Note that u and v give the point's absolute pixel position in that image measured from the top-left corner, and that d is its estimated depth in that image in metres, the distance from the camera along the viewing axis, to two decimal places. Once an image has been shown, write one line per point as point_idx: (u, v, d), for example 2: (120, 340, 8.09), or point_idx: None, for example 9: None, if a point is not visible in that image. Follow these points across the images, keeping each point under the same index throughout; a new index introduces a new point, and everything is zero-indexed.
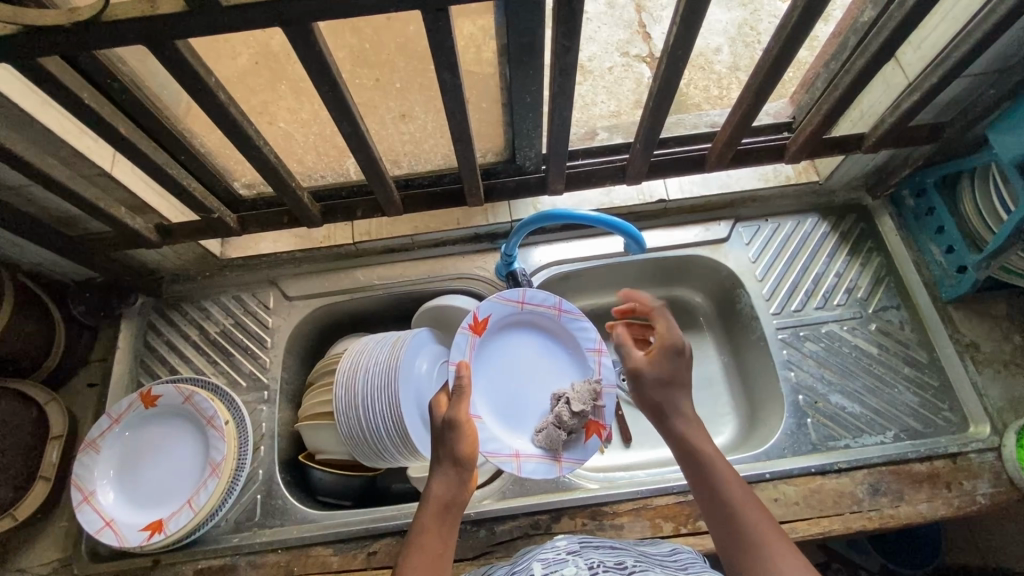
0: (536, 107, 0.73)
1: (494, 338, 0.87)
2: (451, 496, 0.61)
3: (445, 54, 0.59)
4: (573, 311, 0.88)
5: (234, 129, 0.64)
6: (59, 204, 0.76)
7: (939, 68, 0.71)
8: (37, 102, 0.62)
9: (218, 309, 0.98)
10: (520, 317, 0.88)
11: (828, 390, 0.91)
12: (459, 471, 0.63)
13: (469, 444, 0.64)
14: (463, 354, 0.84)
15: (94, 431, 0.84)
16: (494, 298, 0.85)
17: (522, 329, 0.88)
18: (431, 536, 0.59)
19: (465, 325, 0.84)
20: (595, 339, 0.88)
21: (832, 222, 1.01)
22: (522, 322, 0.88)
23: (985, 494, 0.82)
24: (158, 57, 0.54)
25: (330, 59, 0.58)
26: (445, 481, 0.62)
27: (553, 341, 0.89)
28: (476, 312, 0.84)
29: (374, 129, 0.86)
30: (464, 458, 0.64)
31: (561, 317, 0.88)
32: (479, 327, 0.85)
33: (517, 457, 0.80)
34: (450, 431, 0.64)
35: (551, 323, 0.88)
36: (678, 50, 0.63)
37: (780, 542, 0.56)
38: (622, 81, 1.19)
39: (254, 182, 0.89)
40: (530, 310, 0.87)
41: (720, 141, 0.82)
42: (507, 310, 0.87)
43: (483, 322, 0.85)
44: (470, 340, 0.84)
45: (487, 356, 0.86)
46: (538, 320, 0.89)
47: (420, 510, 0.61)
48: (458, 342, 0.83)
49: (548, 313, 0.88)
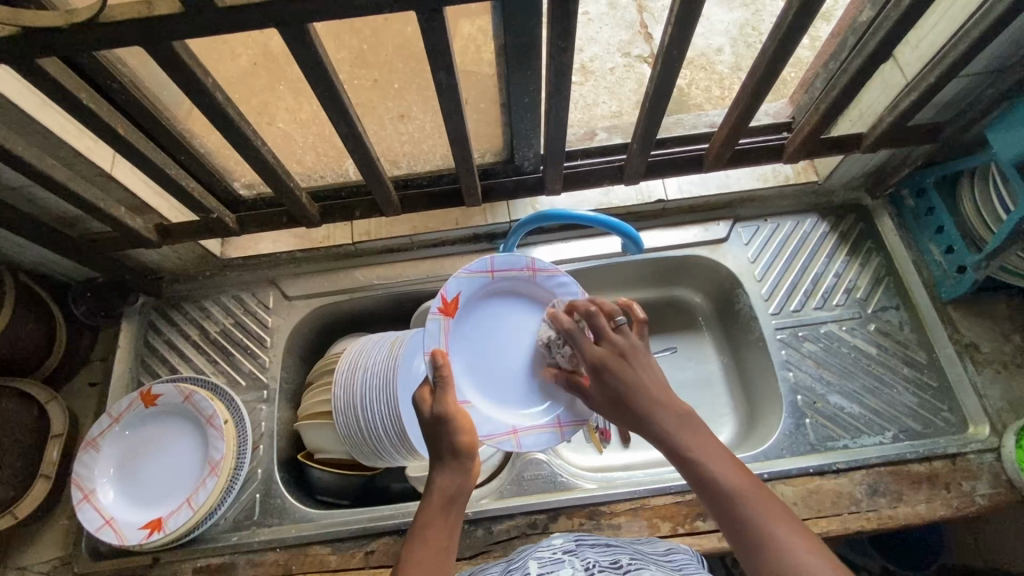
0: (533, 107, 0.73)
1: (467, 313, 0.82)
2: (453, 490, 0.61)
3: (440, 55, 0.59)
4: (547, 269, 0.84)
5: (231, 130, 0.64)
6: (59, 204, 0.76)
7: (936, 67, 0.71)
8: (36, 103, 0.63)
9: (218, 309, 0.98)
10: (492, 286, 0.83)
11: (826, 390, 0.91)
12: (460, 462, 0.63)
13: (465, 433, 0.63)
14: (437, 340, 0.78)
15: (94, 430, 0.85)
16: (462, 272, 0.79)
17: (496, 300, 0.84)
18: (437, 530, 0.59)
19: (436, 308, 0.78)
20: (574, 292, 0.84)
21: (831, 222, 1.01)
22: (494, 291, 0.83)
23: (983, 494, 0.82)
24: (155, 57, 0.55)
25: (326, 59, 0.58)
26: (447, 478, 0.62)
27: (531, 303, 0.85)
28: (445, 293, 0.78)
29: (373, 129, 0.86)
30: (462, 450, 0.63)
31: (536, 276, 0.84)
32: (450, 306, 0.79)
33: (516, 433, 0.78)
34: (443, 425, 0.63)
35: (526, 285, 0.84)
36: (674, 50, 0.63)
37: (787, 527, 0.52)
38: (624, 82, 1.19)
39: (254, 182, 0.89)
40: (499, 276, 0.83)
41: (717, 141, 0.82)
42: (476, 283, 0.81)
43: (454, 301, 0.79)
44: (443, 323, 0.78)
45: (462, 333, 0.81)
46: (510, 286, 0.84)
47: (423, 505, 0.60)
48: (431, 328, 0.78)
49: (521, 275, 0.83)
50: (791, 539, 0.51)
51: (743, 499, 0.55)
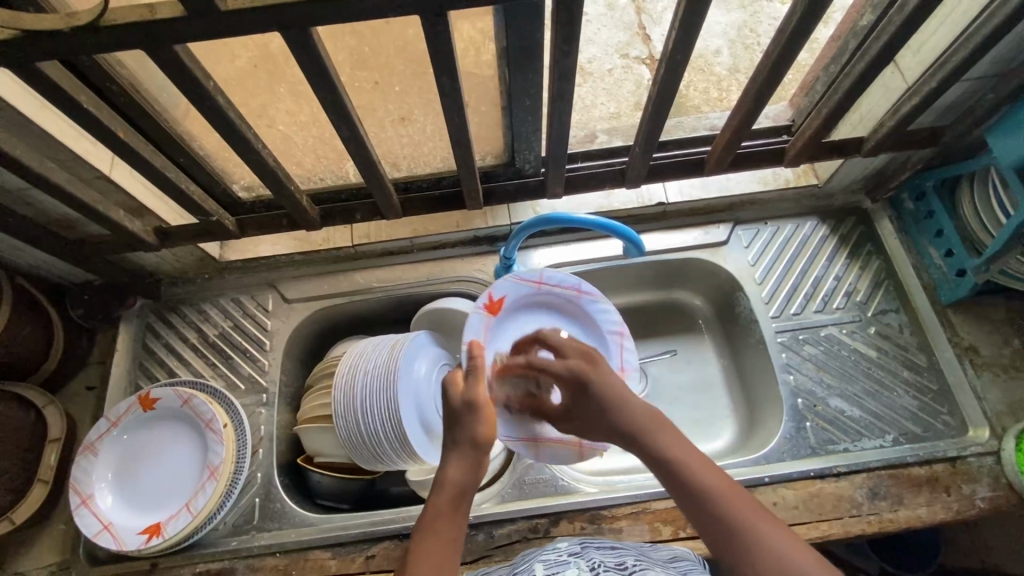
0: (534, 110, 0.73)
1: (508, 318, 0.87)
2: (463, 482, 0.62)
3: (443, 58, 0.59)
4: (592, 293, 0.88)
5: (233, 133, 0.64)
6: (57, 207, 0.76)
7: (937, 73, 0.71)
8: (34, 105, 0.62)
9: (217, 311, 0.97)
10: (538, 297, 0.88)
11: (827, 394, 0.91)
12: (475, 454, 0.64)
13: (487, 426, 0.65)
14: (476, 334, 0.83)
15: (93, 433, 0.84)
16: (511, 277, 0.86)
17: (540, 313, 0.89)
18: (448, 521, 0.59)
19: (480, 304, 0.84)
20: (615, 320, 0.89)
21: (831, 225, 1.01)
22: (538, 303, 0.89)
23: (983, 498, 0.82)
24: (157, 60, 0.54)
25: (329, 62, 0.58)
26: (458, 463, 0.63)
27: (571, 323, 0.90)
28: (492, 292, 0.84)
29: (374, 131, 0.86)
30: (482, 442, 0.64)
31: (580, 298, 0.88)
32: (495, 306, 0.85)
33: (535, 442, 0.83)
34: (469, 414, 0.66)
35: (571, 304, 0.89)
36: (678, 54, 0.63)
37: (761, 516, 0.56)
38: (622, 83, 1.19)
39: (253, 184, 0.87)
40: (546, 290, 0.88)
41: (719, 143, 0.82)
42: (522, 291, 0.87)
43: (499, 302, 0.85)
44: (484, 320, 0.84)
45: (500, 335, 0.86)
46: (554, 301, 0.89)
47: (434, 493, 0.61)
48: (472, 321, 0.83)
49: (567, 294, 0.88)
50: (766, 535, 0.55)
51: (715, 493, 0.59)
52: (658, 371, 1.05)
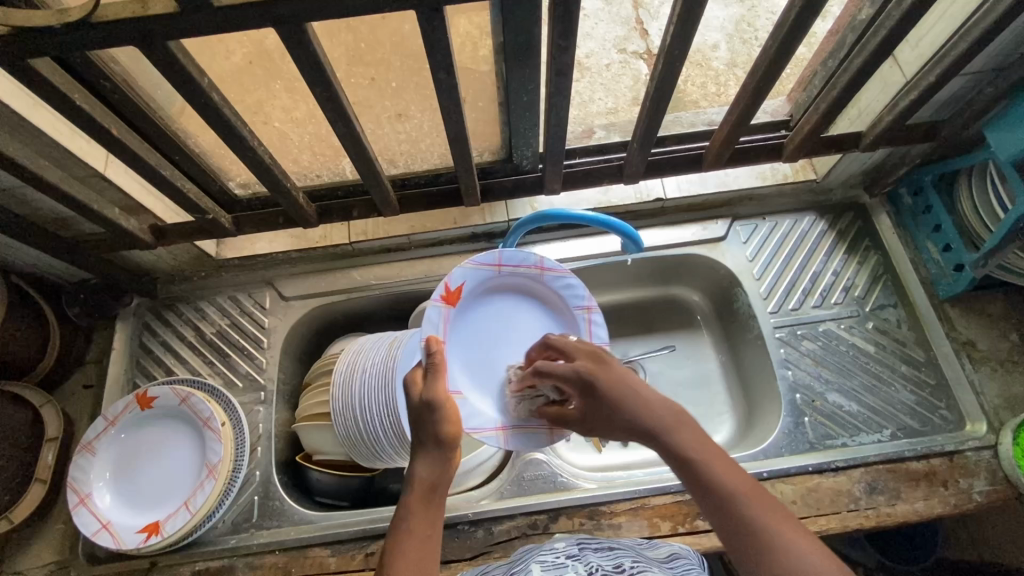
0: (532, 106, 0.72)
1: (470, 307, 0.80)
2: (435, 479, 0.60)
3: (440, 53, 0.58)
4: (556, 269, 0.82)
5: (229, 130, 0.64)
6: (51, 205, 0.75)
7: (936, 67, 0.71)
8: (27, 103, 0.61)
9: (215, 310, 0.97)
10: (499, 280, 0.82)
11: (825, 389, 0.91)
12: (443, 450, 0.62)
13: (451, 422, 0.63)
14: (436, 328, 0.76)
15: (91, 432, 0.84)
16: (467, 263, 0.78)
17: (504, 297, 0.83)
18: (421, 518, 0.57)
19: (437, 296, 0.76)
20: (583, 296, 0.83)
21: (829, 220, 1.01)
22: (502, 286, 0.82)
23: (981, 491, 0.82)
24: (150, 57, 0.54)
25: (325, 57, 0.58)
26: (427, 465, 0.61)
27: (536, 301, 0.84)
28: (448, 282, 0.77)
29: (371, 128, 0.85)
30: (448, 437, 0.62)
31: (544, 275, 0.82)
32: (452, 297, 0.77)
33: (504, 431, 0.77)
34: (429, 413, 0.63)
35: (536, 283, 0.83)
36: (676, 49, 0.63)
37: (795, 529, 0.49)
38: (620, 78, 1.19)
39: (249, 181, 0.88)
40: (506, 272, 0.81)
41: (717, 139, 0.82)
42: (483, 276, 0.80)
43: (456, 292, 0.78)
44: (443, 313, 0.76)
45: (461, 326, 0.79)
46: (520, 283, 0.83)
47: (406, 493, 0.60)
48: (431, 316, 0.76)
49: (532, 272, 0.82)
50: (804, 551, 0.48)
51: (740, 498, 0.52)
52: (657, 366, 1.05)
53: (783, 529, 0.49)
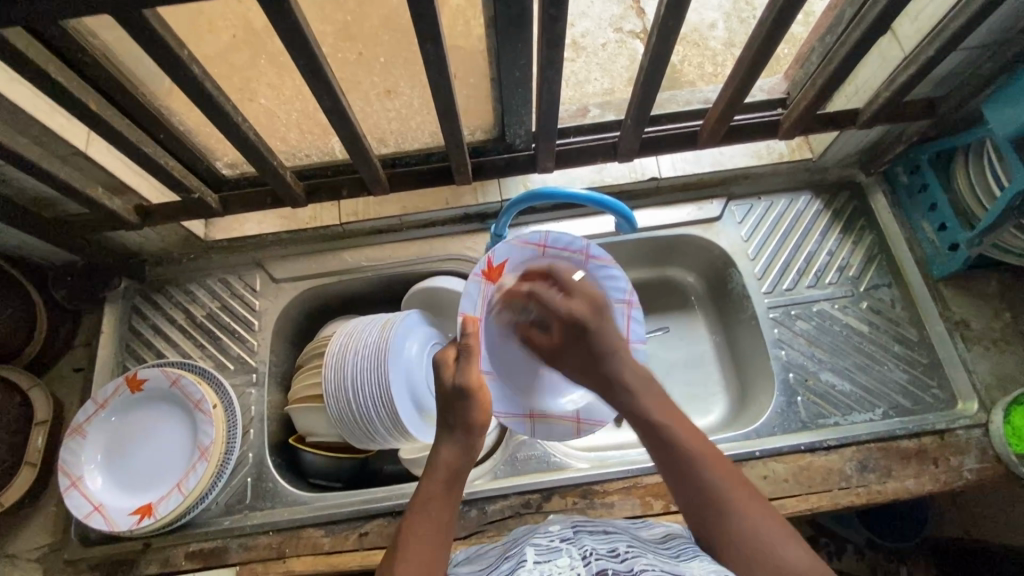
0: (524, 82, 0.71)
1: (509, 285, 0.81)
2: (459, 466, 0.63)
3: (428, 25, 0.56)
4: (601, 258, 0.80)
5: (211, 105, 0.62)
6: (33, 184, 0.74)
7: (936, 40, 0.70)
8: (4, 78, 0.60)
9: (204, 292, 0.96)
10: (543, 261, 0.81)
11: (818, 368, 0.91)
12: (470, 437, 0.65)
13: (482, 411, 0.66)
14: (474, 306, 0.77)
15: (81, 415, 0.83)
16: (511, 241, 0.78)
17: None
18: (439, 502, 0.60)
19: (478, 271, 0.77)
20: (624, 289, 0.81)
21: (825, 199, 1.00)
22: (546, 267, 0.80)
23: (970, 469, 0.83)
24: (128, 27, 0.52)
25: (309, 30, 0.56)
26: (453, 449, 0.64)
27: None
28: (490, 257, 0.78)
29: (359, 106, 0.84)
30: (476, 424, 0.65)
31: (588, 263, 0.80)
32: (493, 272, 0.78)
33: (531, 418, 0.81)
34: (462, 400, 0.65)
35: (579, 269, 0.81)
36: (670, 20, 0.61)
37: (749, 500, 0.57)
38: (616, 58, 1.16)
39: (236, 161, 0.85)
40: (552, 254, 0.80)
41: (712, 116, 0.81)
42: (526, 254, 0.79)
43: (499, 268, 0.79)
44: (482, 289, 0.77)
45: (498, 304, 0.80)
46: (562, 265, 0.81)
47: (429, 474, 0.62)
48: (471, 291, 0.77)
49: (575, 258, 0.80)
50: (751, 514, 0.56)
51: (705, 465, 0.60)
52: (652, 347, 1.05)
53: (738, 501, 0.57)
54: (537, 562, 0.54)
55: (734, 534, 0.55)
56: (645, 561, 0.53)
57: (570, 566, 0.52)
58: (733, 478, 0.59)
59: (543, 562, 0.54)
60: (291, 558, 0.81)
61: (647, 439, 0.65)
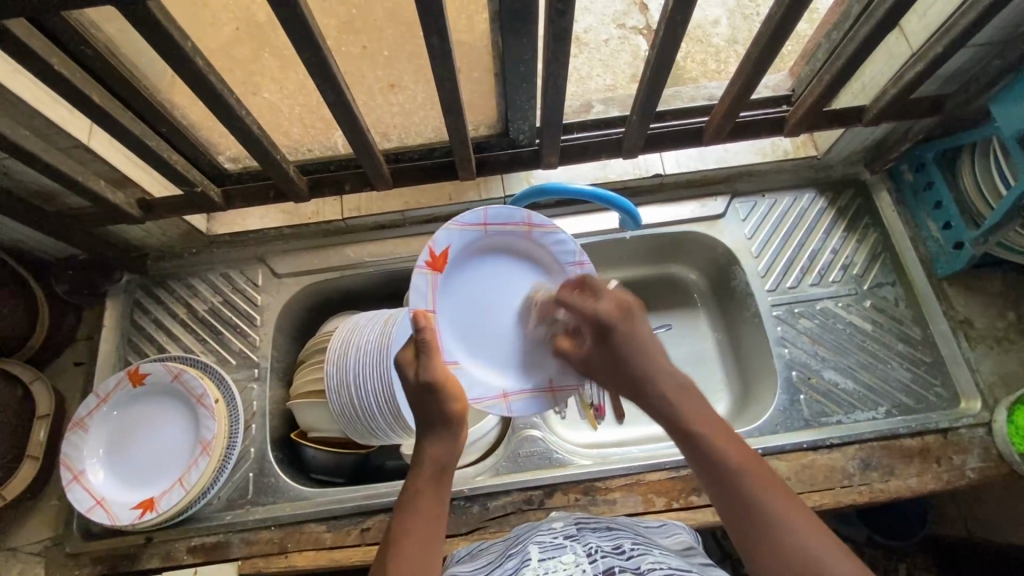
0: (529, 78, 0.70)
1: (456, 270, 0.75)
2: (445, 460, 0.60)
3: (433, 18, 0.56)
4: (544, 225, 0.77)
5: (215, 98, 0.62)
6: (36, 178, 0.73)
7: (944, 36, 0.69)
8: (7, 70, 0.59)
9: (206, 287, 0.96)
10: (485, 241, 0.76)
11: (821, 366, 0.91)
12: (453, 430, 0.61)
13: (458, 400, 0.62)
14: (425, 297, 0.72)
15: (82, 409, 0.83)
16: (449, 225, 0.73)
17: (492, 257, 0.77)
18: (429, 497, 0.57)
19: (422, 262, 0.71)
20: (573, 252, 0.79)
21: (829, 197, 1.00)
22: (487, 246, 0.77)
23: (973, 468, 0.83)
24: (132, 18, 0.52)
25: (315, 24, 0.56)
26: (439, 444, 0.60)
27: (527, 263, 0.79)
28: (432, 246, 0.72)
29: (362, 100, 0.83)
30: (455, 416, 0.61)
31: (532, 233, 0.77)
32: (438, 262, 0.73)
33: (505, 398, 0.74)
34: (434, 393, 0.61)
35: (521, 242, 0.78)
36: (678, 14, 0.60)
37: (796, 510, 0.49)
38: (619, 54, 1.16)
39: (240, 155, 0.85)
40: (494, 232, 0.76)
41: (718, 113, 0.80)
42: (468, 238, 0.75)
43: (442, 256, 0.73)
44: (430, 280, 0.72)
45: (450, 289, 0.74)
46: (503, 242, 0.77)
47: (414, 472, 0.59)
48: (416, 283, 0.71)
49: (517, 230, 0.77)
50: (803, 531, 0.47)
51: (742, 473, 0.52)
52: None
53: (785, 512, 0.49)
54: (541, 560, 0.53)
55: (786, 553, 0.47)
56: (650, 558, 0.52)
57: (574, 564, 0.52)
58: (773, 487, 0.51)
59: (547, 560, 0.53)
60: (293, 553, 0.81)
61: (682, 447, 0.57)
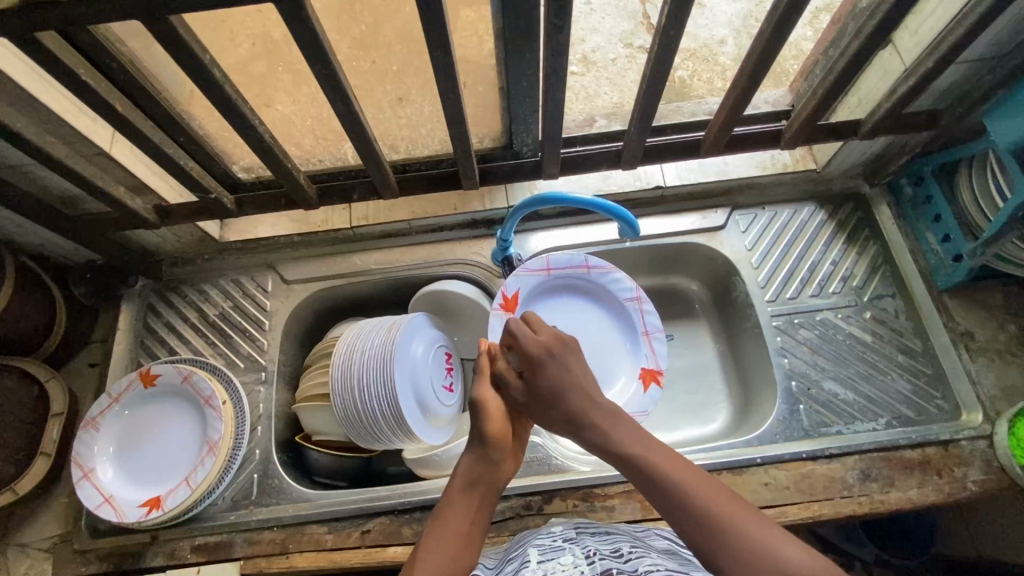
0: (531, 91, 0.73)
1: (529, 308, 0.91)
2: (477, 474, 0.60)
3: (437, 33, 0.59)
4: (601, 267, 0.93)
5: (231, 110, 0.65)
6: (61, 184, 0.77)
7: (933, 54, 0.71)
8: (36, 81, 0.63)
9: (217, 292, 0.98)
10: (552, 280, 0.93)
11: (820, 376, 0.91)
12: (484, 449, 0.62)
13: (496, 422, 0.64)
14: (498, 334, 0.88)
15: (94, 409, 0.85)
16: (518, 272, 0.90)
17: (562, 293, 0.94)
18: (458, 511, 0.57)
19: (496, 305, 0.89)
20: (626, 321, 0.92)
21: (829, 210, 1.01)
22: (558, 285, 0.93)
23: (975, 481, 0.83)
24: (155, 33, 0.55)
25: (325, 38, 0.59)
26: (467, 463, 0.62)
27: (593, 303, 0.94)
28: (505, 291, 0.89)
29: (372, 112, 0.86)
30: (491, 436, 0.63)
31: (590, 272, 0.93)
32: (510, 303, 0.89)
33: None
34: (475, 410, 0.65)
35: (583, 280, 0.94)
36: (671, 30, 0.63)
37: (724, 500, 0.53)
38: (625, 73, 1.18)
39: (253, 165, 0.89)
40: (558, 273, 0.93)
41: (715, 126, 0.82)
42: (534, 281, 0.92)
43: (513, 298, 0.90)
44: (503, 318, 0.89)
45: None
46: (570, 279, 0.94)
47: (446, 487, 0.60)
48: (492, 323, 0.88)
49: (578, 271, 0.93)
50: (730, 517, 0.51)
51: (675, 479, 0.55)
52: None
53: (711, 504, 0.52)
54: (541, 561, 0.53)
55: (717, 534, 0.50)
56: (649, 561, 0.52)
57: (574, 565, 0.51)
58: (702, 484, 0.54)
59: (547, 561, 0.53)
60: (295, 554, 0.83)
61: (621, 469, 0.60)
